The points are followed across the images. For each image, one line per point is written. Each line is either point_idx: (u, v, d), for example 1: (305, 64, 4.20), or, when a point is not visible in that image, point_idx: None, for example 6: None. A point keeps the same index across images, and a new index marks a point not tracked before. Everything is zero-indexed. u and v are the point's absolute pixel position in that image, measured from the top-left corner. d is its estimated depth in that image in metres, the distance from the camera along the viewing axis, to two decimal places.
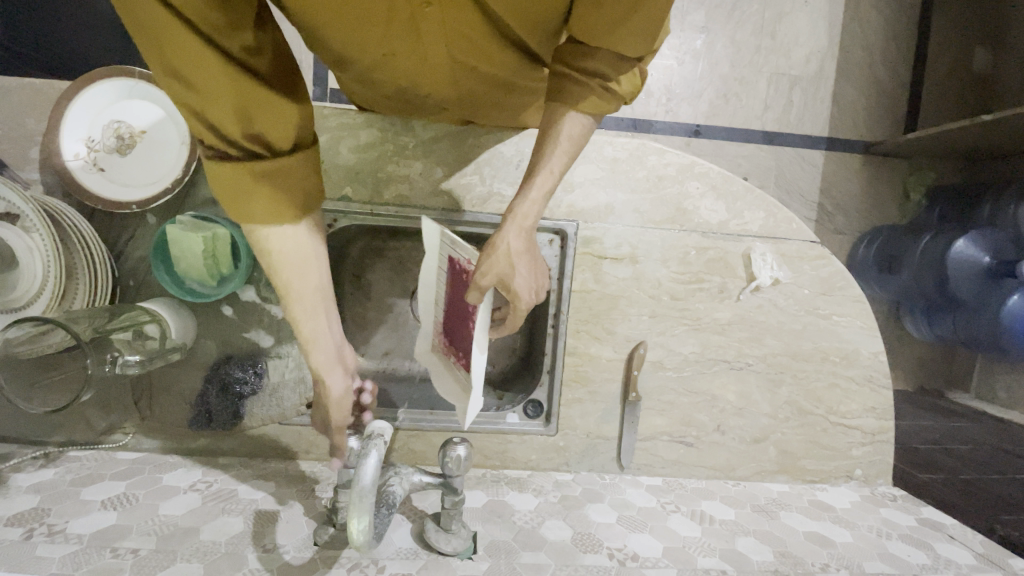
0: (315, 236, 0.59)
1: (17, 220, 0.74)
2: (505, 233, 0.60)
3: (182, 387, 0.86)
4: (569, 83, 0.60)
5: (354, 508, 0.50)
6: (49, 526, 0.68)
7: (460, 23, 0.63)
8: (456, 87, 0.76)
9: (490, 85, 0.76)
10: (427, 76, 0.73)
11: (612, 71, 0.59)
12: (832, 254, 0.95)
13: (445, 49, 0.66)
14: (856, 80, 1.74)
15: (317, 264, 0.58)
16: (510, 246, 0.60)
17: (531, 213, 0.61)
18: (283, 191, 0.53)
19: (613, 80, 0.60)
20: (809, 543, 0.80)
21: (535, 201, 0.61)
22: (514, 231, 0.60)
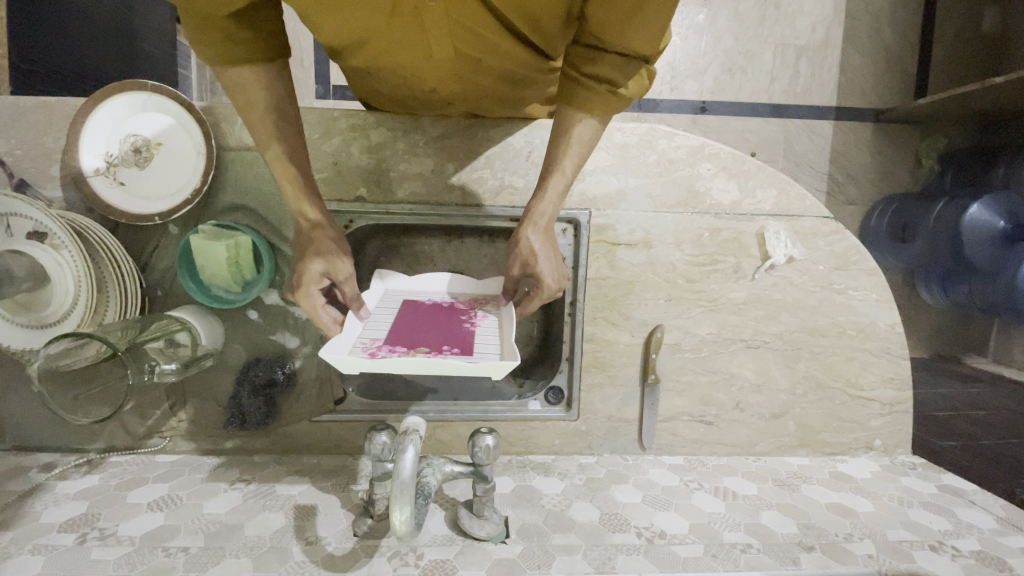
0: (275, 76, 0.69)
1: (47, 238, 0.76)
2: (526, 234, 0.71)
3: (214, 391, 0.89)
4: (581, 90, 0.67)
5: (397, 500, 0.53)
6: (101, 529, 0.71)
7: (463, 15, 0.64)
8: (462, 83, 0.77)
9: (496, 79, 0.77)
10: (433, 72, 0.74)
11: (620, 69, 0.65)
12: (846, 229, 0.95)
13: (450, 44, 0.68)
14: (864, 46, 1.71)
15: (276, 94, 0.69)
16: (529, 244, 0.71)
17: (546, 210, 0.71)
18: (248, 32, 0.63)
19: (620, 85, 0.66)
20: (831, 514, 0.81)
21: (551, 200, 0.71)
22: (535, 234, 0.71)
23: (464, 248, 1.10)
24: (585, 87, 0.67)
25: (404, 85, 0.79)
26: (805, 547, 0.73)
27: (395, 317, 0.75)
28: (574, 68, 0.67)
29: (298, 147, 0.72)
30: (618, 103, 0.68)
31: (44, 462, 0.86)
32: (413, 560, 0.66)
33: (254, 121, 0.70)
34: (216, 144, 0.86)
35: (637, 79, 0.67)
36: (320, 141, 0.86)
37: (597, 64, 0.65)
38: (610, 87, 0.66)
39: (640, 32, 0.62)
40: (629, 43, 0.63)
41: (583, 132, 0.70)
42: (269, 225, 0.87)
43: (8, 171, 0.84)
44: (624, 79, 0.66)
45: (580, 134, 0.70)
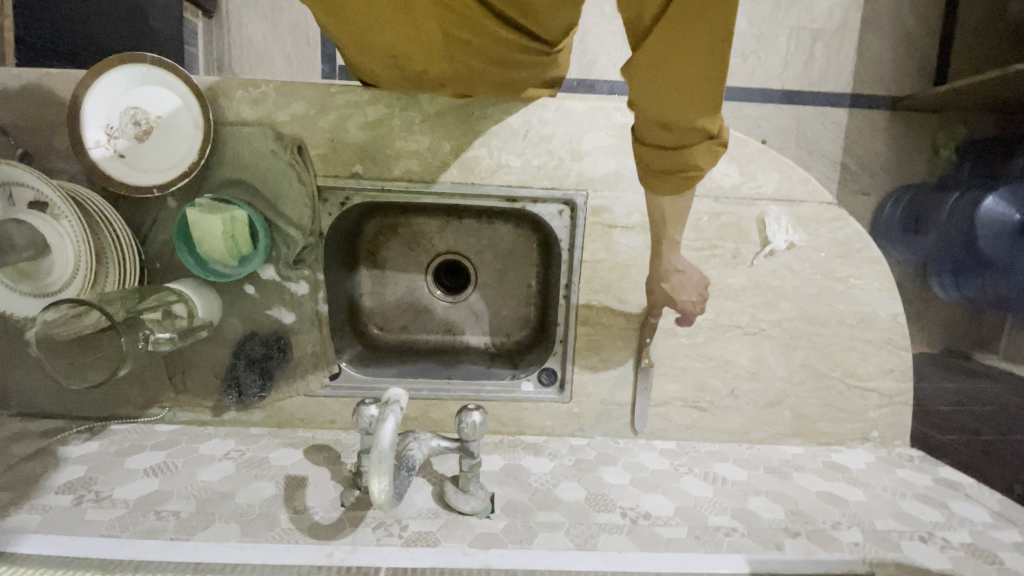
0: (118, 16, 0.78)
1: (46, 207, 0.77)
2: (656, 287, 0.84)
3: (211, 363, 0.91)
4: (657, 181, 0.64)
5: (375, 470, 0.53)
6: (97, 492, 0.73)
7: (451, 6, 0.61)
8: (450, 62, 0.74)
9: (487, 63, 0.74)
10: (423, 49, 0.72)
11: (687, 164, 0.60)
12: (850, 215, 0.93)
13: (435, 22, 0.64)
14: (883, 32, 1.65)
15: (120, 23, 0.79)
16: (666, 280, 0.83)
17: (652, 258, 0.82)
18: None
19: (691, 167, 0.60)
20: (821, 503, 0.81)
21: (672, 262, 0.80)
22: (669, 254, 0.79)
23: (462, 230, 1.11)
24: (663, 178, 0.63)
25: (395, 63, 0.77)
26: (790, 533, 0.72)
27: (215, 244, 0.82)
28: (648, 166, 0.63)
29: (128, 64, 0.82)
30: (692, 181, 0.63)
31: (48, 428, 0.89)
32: (397, 531, 0.67)
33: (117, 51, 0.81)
34: (215, 119, 0.86)
35: (707, 151, 0.59)
36: (317, 117, 0.87)
37: (666, 161, 0.61)
38: (683, 174, 0.61)
39: (689, 113, 0.54)
40: (683, 121, 0.55)
41: (676, 206, 0.69)
42: (265, 200, 0.88)
43: (13, 142, 0.85)
44: (699, 162, 0.59)
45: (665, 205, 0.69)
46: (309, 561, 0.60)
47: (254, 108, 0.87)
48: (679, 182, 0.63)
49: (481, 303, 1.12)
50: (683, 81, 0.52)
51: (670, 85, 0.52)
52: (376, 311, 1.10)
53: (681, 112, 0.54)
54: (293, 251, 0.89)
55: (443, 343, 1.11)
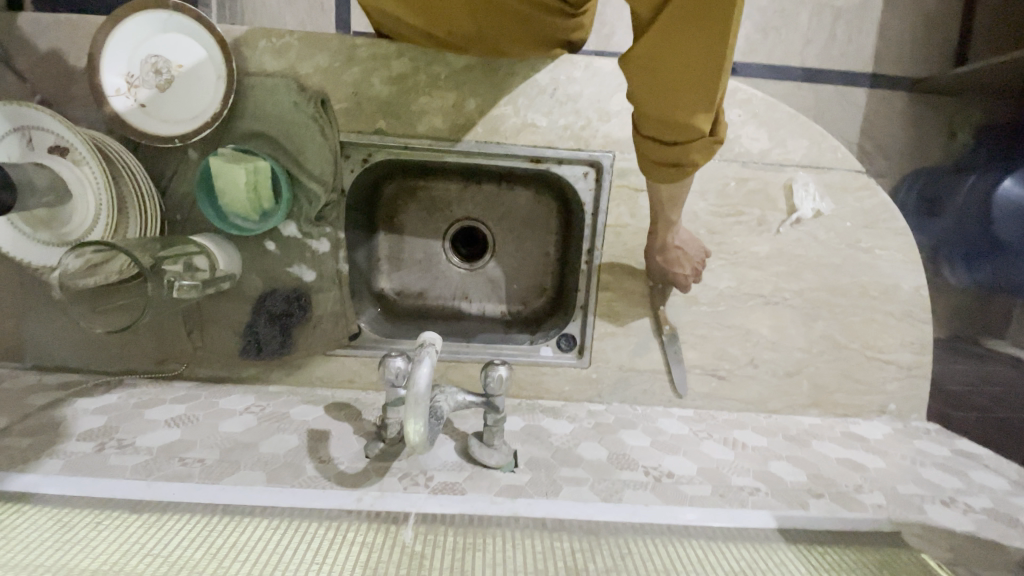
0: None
1: (68, 152, 0.76)
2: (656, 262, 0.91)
3: (230, 320, 0.90)
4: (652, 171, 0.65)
5: (411, 412, 0.53)
6: (119, 440, 0.72)
7: None
8: (472, 12, 0.74)
9: (509, 14, 0.73)
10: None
11: (681, 156, 0.60)
12: (877, 185, 0.92)
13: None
14: (907, 10, 1.62)
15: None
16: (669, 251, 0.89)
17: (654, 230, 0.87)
18: None
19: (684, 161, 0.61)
20: (842, 468, 0.81)
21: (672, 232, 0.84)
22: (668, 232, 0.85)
23: (481, 195, 1.09)
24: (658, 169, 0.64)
25: (416, 15, 0.77)
26: (813, 494, 0.72)
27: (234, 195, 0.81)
28: (646, 156, 0.65)
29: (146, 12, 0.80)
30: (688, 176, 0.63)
31: (66, 381, 0.88)
32: (423, 481, 0.67)
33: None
34: (237, 70, 0.84)
35: (704, 148, 0.59)
36: (341, 70, 0.85)
37: (662, 154, 0.62)
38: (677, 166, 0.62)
39: (682, 109, 0.55)
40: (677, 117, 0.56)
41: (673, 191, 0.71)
42: (288, 154, 0.86)
43: (30, 88, 0.83)
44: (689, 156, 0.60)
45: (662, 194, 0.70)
46: (337, 505, 0.60)
47: (277, 59, 0.84)
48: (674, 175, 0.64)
49: (499, 271, 1.11)
50: (676, 78, 0.53)
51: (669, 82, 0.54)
52: (393, 275, 1.09)
53: (677, 107, 0.55)
54: (314, 208, 0.88)
55: (459, 310, 1.10)
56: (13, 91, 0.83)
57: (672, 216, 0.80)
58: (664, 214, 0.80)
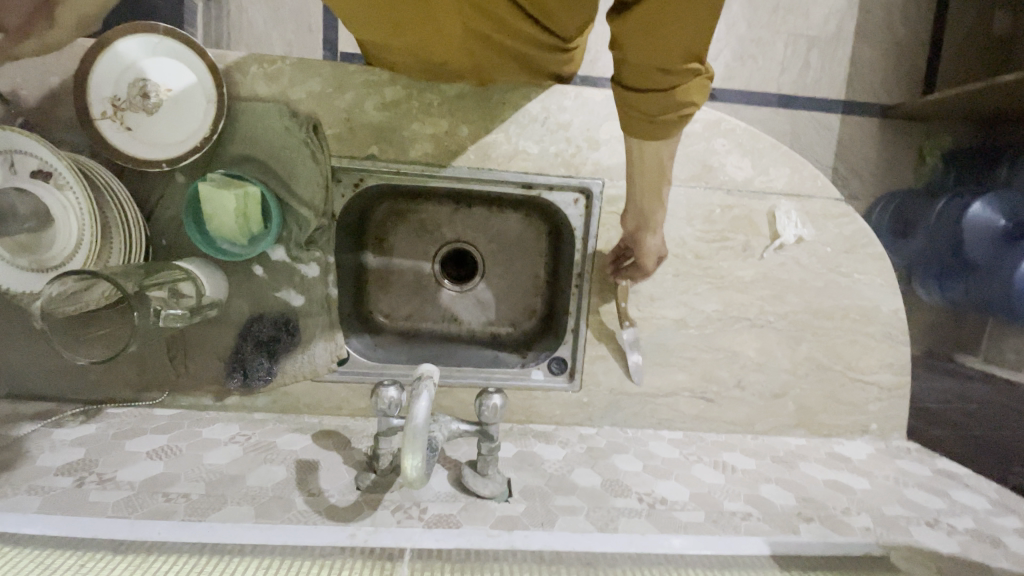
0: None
1: (50, 177, 0.74)
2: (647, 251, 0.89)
3: (216, 346, 0.88)
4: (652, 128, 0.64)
5: (410, 446, 0.52)
6: (98, 475, 0.70)
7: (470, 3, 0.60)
8: (470, 56, 0.75)
9: (507, 54, 0.74)
10: (444, 48, 0.72)
11: (681, 101, 0.60)
12: (855, 212, 0.95)
13: (459, 24, 0.65)
14: (875, 42, 1.70)
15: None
16: (657, 234, 0.87)
17: (636, 215, 0.85)
18: None
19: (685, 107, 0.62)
20: (829, 490, 0.82)
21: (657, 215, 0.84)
22: (658, 206, 0.82)
23: (471, 218, 1.10)
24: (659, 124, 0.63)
25: (415, 57, 0.77)
26: (803, 518, 0.73)
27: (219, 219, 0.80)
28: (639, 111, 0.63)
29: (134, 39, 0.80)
30: (683, 120, 0.64)
31: (40, 411, 0.84)
32: (416, 514, 0.65)
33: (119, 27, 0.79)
34: (228, 94, 0.84)
35: (700, 87, 0.60)
36: (333, 96, 0.85)
37: (658, 103, 0.61)
38: (678, 113, 0.62)
39: (683, 53, 0.54)
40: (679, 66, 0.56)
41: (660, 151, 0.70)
42: (278, 178, 0.85)
43: (10, 109, 0.81)
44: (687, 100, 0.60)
45: (658, 153, 0.70)
46: (331, 542, 0.58)
47: (269, 84, 0.84)
48: (672, 123, 0.64)
49: (488, 293, 1.11)
50: (676, 28, 0.51)
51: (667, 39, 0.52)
52: (382, 298, 1.08)
53: (675, 58, 0.55)
54: (304, 232, 0.87)
55: (448, 332, 1.10)
56: None
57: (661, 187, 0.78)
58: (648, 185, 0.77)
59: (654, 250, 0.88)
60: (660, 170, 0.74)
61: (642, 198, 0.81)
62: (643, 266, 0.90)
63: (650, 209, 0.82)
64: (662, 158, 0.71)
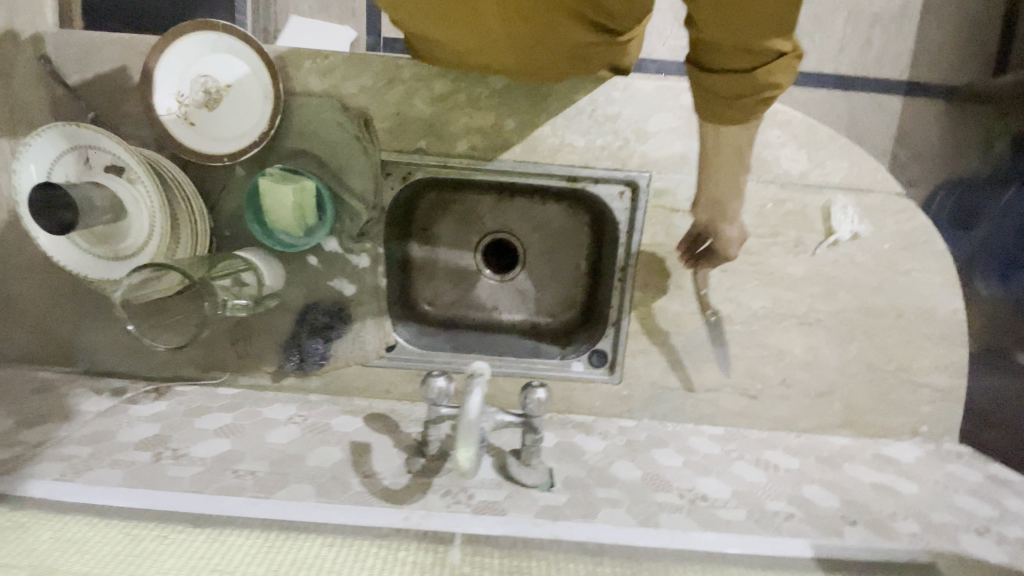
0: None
1: (125, 172, 0.79)
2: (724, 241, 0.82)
3: (273, 331, 0.93)
4: (729, 109, 0.61)
5: (463, 440, 0.55)
6: (173, 450, 0.76)
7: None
8: (518, 57, 0.72)
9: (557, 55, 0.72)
10: (490, 48, 0.70)
11: (762, 82, 0.56)
12: (917, 207, 0.91)
13: (508, 25, 0.63)
14: (945, 17, 1.59)
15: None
16: (736, 223, 0.79)
17: (711, 206, 0.77)
18: None
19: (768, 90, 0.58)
20: (875, 493, 0.81)
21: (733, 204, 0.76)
22: (734, 196, 0.74)
23: (514, 209, 1.10)
24: (737, 105, 0.60)
25: (459, 56, 0.75)
26: (847, 521, 0.73)
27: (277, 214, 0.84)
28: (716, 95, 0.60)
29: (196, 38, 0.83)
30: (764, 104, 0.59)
31: (118, 387, 0.91)
32: (464, 499, 0.68)
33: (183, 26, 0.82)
34: (283, 89, 0.86)
35: (786, 66, 0.55)
36: (384, 90, 0.86)
37: (735, 84, 0.58)
38: (760, 94, 0.58)
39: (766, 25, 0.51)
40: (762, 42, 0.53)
41: (735, 140, 0.65)
42: (332, 172, 0.88)
43: (85, 106, 0.87)
44: (771, 80, 0.56)
45: (737, 142, 0.65)
46: (387, 523, 0.62)
47: (322, 79, 0.86)
48: (753, 106, 0.60)
49: (530, 283, 1.12)
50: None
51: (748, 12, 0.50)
52: (427, 286, 1.11)
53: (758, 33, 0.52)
54: (356, 224, 0.90)
55: (490, 321, 1.12)
56: (73, 109, 0.87)
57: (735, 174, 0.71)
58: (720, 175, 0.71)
59: (734, 240, 0.81)
60: (737, 160, 0.68)
61: (717, 190, 0.74)
62: (725, 254, 0.83)
63: (727, 199, 0.75)
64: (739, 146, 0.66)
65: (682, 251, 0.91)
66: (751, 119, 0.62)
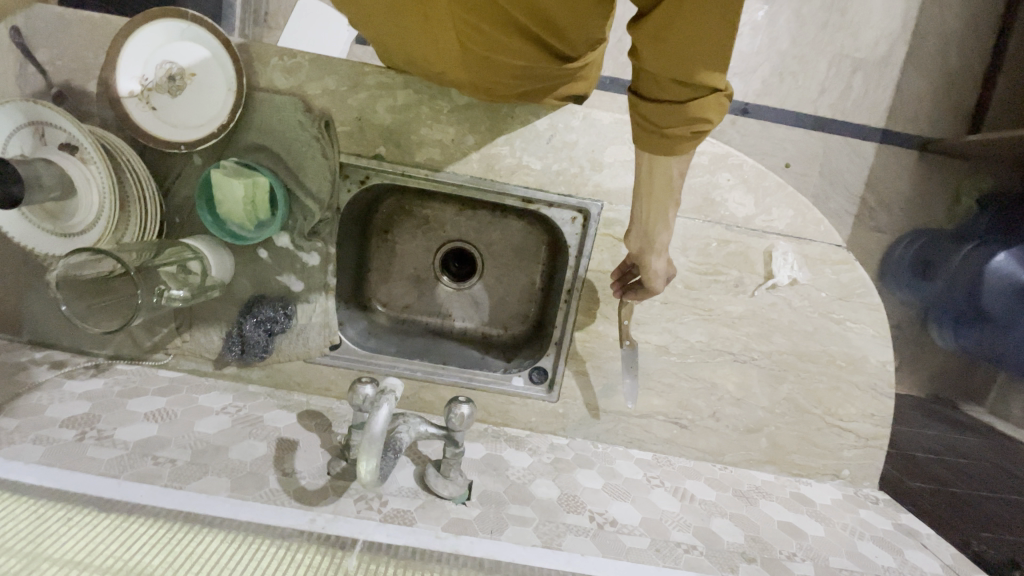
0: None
1: (77, 151, 0.79)
2: (656, 273, 0.82)
3: (218, 320, 0.94)
4: (662, 140, 0.61)
5: (365, 451, 0.56)
6: (99, 431, 0.77)
7: (469, 14, 0.57)
8: (467, 71, 0.71)
9: (509, 77, 0.72)
10: (442, 60, 0.70)
11: (696, 116, 0.57)
12: (856, 260, 0.94)
13: (453, 33, 0.62)
14: (928, 69, 1.57)
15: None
16: (661, 257, 0.80)
17: (641, 237, 0.78)
18: None
19: (701, 123, 0.58)
20: (781, 532, 0.85)
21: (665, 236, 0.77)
22: (660, 229, 0.75)
23: (475, 220, 1.12)
24: (671, 137, 0.60)
25: (416, 65, 0.75)
26: (746, 558, 0.77)
27: (225, 204, 0.84)
28: (653, 125, 0.60)
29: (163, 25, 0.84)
30: (698, 138, 0.60)
31: (57, 358, 0.91)
32: (376, 506, 0.71)
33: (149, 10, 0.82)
34: (247, 83, 0.87)
35: (716, 104, 0.57)
36: (347, 94, 0.87)
37: (670, 116, 0.58)
38: (691, 129, 0.59)
39: (699, 63, 0.52)
40: (697, 77, 0.53)
41: (668, 172, 0.66)
42: (288, 169, 0.89)
43: (45, 80, 0.86)
44: (704, 114, 0.57)
45: (668, 174, 0.66)
46: (291, 524, 0.64)
47: (287, 77, 0.87)
48: (685, 139, 0.60)
49: (484, 293, 1.14)
50: (696, 34, 0.50)
51: (687, 44, 0.51)
52: (382, 287, 1.13)
53: (690, 68, 0.53)
54: (308, 223, 0.91)
55: (442, 328, 1.14)
56: (31, 83, 0.86)
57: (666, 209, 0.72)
58: (653, 207, 0.72)
59: (659, 273, 0.82)
60: (669, 191, 0.68)
61: (647, 221, 0.75)
62: (649, 286, 0.84)
63: (654, 231, 0.75)
64: (671, 178, 0.66)
65: (614, 280, 0.92)
66: (682, 153, 0.62)
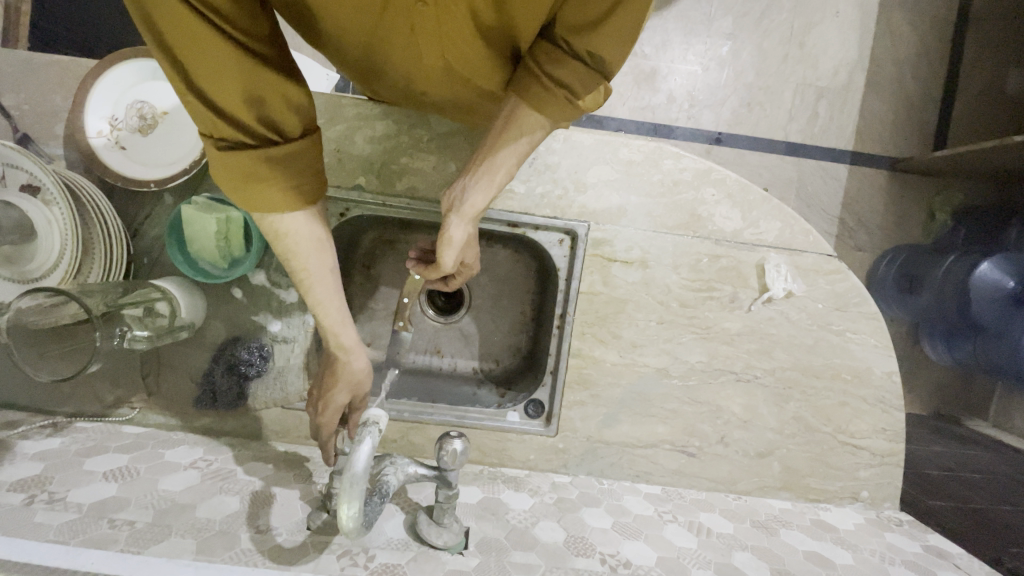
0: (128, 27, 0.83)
1: (38, 192, 0.76)
2: (451, 229, 0.64)
3: (188, 367, 0.87)
4: (538, 90, 0.56)
5: (345, 493, 0.50)
6: (51, 493, 0.69)
7: (453, 27, 0.56)
8: (447, 87, 0.69)
9: (488, 95, 0.71)
10: (423, 78, 0.67)
11: (576, 86, 0.55)
12: (848, 269, 0.93)
13: (438, 47, 0.59)
14: (887, 93, 1.64)
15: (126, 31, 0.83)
16: (465, 227, 0.64)
17: (458, 186, 0.64)
18: None
19: (579, 96, 0.56)
20: (808, 563, 0.79)
21: (475, 200, 0.62)
22: (474, 184, 0.62)
23: None
24: (548, 88, 0.55)
25: (392, 84, 0.72)
26: None
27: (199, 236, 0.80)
28: (538, 68, 0.56)
29: (137, 68, 0.84)
30: (573, 112, 0.58)
31: (8, 420, 0.82)
32: (363, 562, 0.64)
33: (123, 53, 0.83)
34: None
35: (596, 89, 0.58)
36: (324, 127, 0.86)
37: (563, 73, 0.55)
38: (566, 98, 0.56)
39: (608, 43, 0.52)
40: (600, 51, 0.53)
41: (526, 126, 0.58)
42: None
43: (9, 125, 0.84)
44: (584, 91, 0.56)
45: (528, 132, 0.59)
46: None
47: None
48: (560, 106, 0.56)
49: (473, 326, 1.09)
50: (616, 32, 0.51)
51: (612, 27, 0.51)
52: (366, 326, 1.08)
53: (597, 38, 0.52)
54: None
55: (431, 366, 1.08)
56: None
57: (500, 155, 0.60)
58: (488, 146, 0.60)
59: (457, 244, 0.64)
60: (518, 148, 0.60)
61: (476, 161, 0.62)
62: (438, 260, 0.66)
63: (469, 188, 0.62)
64: (524, 134, 0.59)
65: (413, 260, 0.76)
66: (546, 116, 0.58)
